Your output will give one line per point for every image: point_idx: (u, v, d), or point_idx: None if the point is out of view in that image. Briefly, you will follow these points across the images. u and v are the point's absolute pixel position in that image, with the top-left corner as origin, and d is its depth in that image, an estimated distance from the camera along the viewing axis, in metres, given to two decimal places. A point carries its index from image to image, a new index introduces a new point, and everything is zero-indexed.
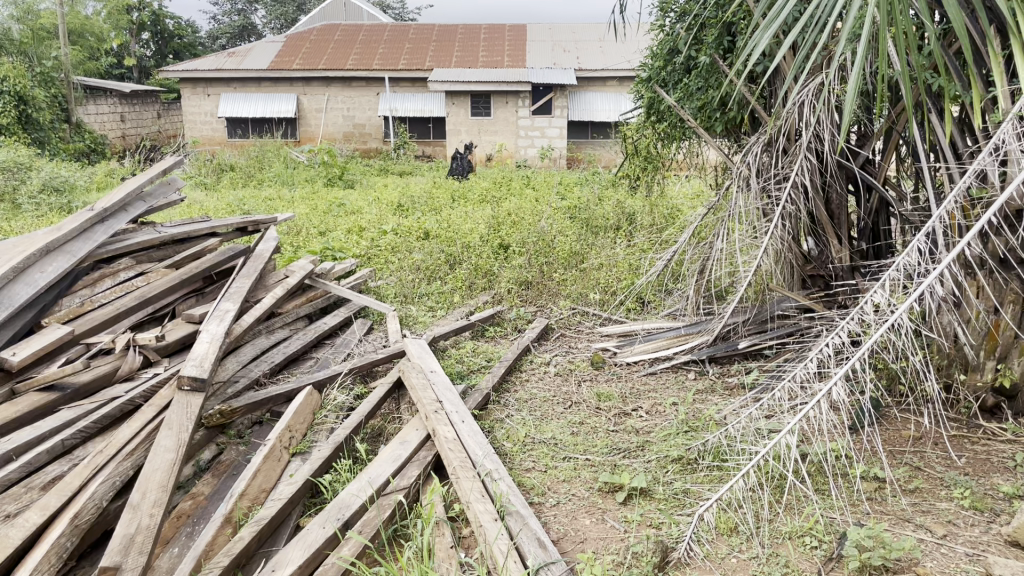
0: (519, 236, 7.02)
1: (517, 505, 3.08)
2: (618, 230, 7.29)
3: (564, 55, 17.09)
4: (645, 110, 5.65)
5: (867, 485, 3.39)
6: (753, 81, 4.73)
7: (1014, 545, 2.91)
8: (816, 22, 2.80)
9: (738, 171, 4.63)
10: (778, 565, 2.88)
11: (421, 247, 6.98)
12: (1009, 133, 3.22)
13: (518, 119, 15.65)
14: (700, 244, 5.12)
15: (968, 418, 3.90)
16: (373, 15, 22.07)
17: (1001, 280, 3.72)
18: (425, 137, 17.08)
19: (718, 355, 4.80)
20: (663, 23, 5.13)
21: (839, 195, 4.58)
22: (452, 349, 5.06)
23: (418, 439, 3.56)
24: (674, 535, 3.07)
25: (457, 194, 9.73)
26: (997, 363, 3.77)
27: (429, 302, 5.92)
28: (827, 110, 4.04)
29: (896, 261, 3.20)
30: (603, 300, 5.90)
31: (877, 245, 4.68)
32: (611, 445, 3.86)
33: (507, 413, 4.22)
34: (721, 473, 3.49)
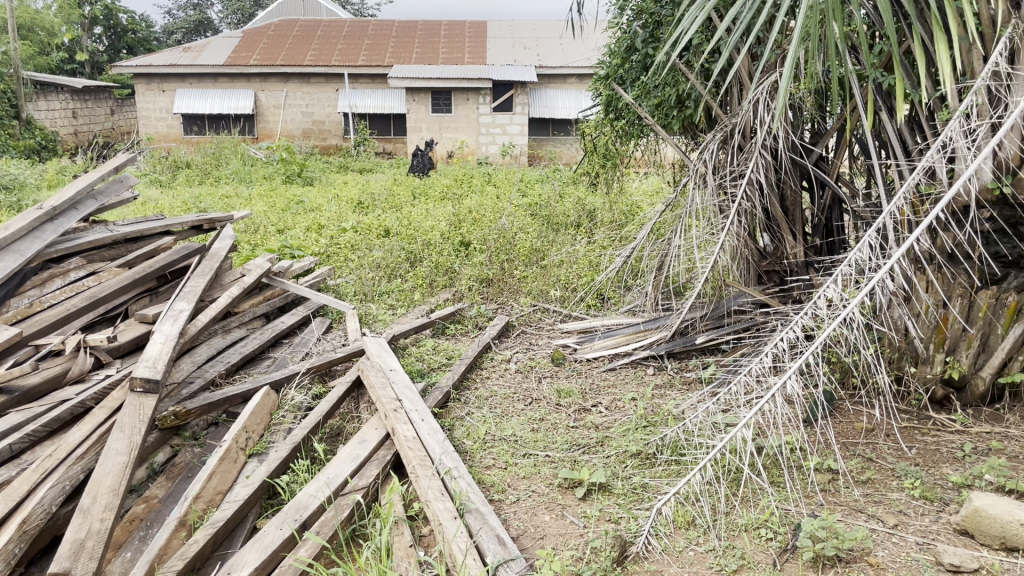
0: (480, 233, 7.03)
1: (477, 503, 3.07)
2: (578, 227, 7.32)
3: (525, 52, 17.11)
4: (603, 108, 5.69)
5: (821, 476, 3.45)
6: (711, 80, 4.80)
7: (962, 533, 2.99)
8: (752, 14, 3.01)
9: (694, 168, 4.67)
10: (735, 557, 2.92)
11: (380, 245, 6.94)
12: (956, 130, 3.29)
13: (479, 116, 15.65)
14: (658, 241, 5.16)
15: (919, 410, 3.99)
16: (333, 11, 21.87)
17: (949, 275, 3.84)
18: (386, 134, 16.99)
19: (675, 350, 4.85)
20: (620, 21, 5.17)
21: (793, 192, 4.67)
22: (412, 348, 5.02)
23: (377, 438, 3.54)
24: (632, 529, 3.10)
25: (417, 191, 9.69)
26: (946, 356, 3.88)
27: (389, 300, 5.88)
28: (782, 110, 4.16)
29: (849, 257, 3.26)
30: (563, 297, 5.92)
31: (830, 241, 4.79)
32: (570, 441, 3.88)
33: (466, 410, 4.22)
34: (679, 467, 3.53)
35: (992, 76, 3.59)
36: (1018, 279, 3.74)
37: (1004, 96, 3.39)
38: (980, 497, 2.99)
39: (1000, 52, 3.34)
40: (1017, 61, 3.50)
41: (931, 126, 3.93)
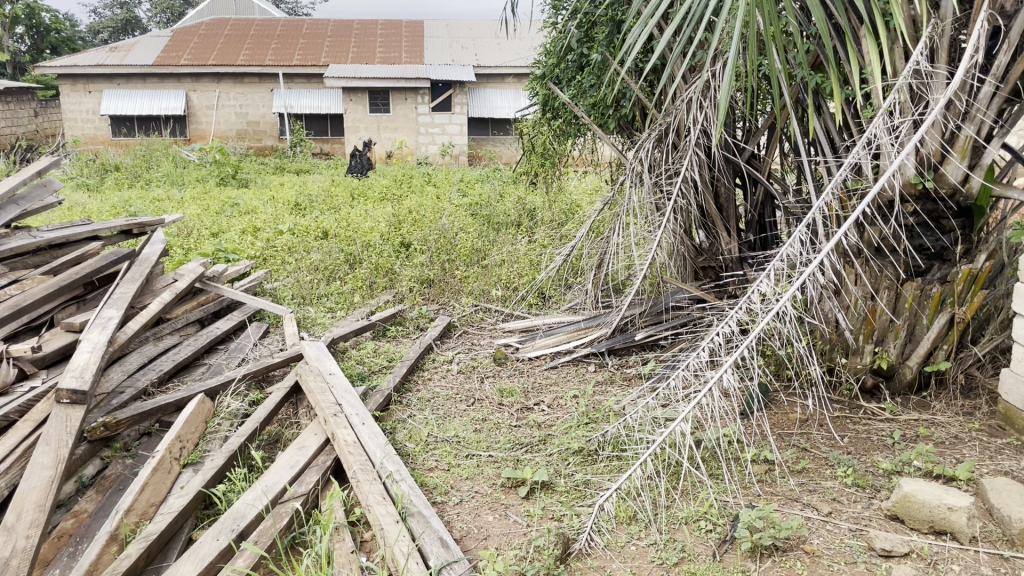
0: (420, 233, 6.98)
1: (419, 505, 3.05)
2: (519, 226, 7.34)
3: (463, 52, 17.07)
4: (540, 108, 5.71)
5: (758, 467, 3.52)
6: (645, 80, 4.86)
7: (893, 518, 3.09)
8: (690, 18, 3.07)
9: (631, 167, 4.73)
10: (676, 550, 2.96)
11: (318, 246, 6.84)
12: (880, 127, 3.39)
13: (417, 116, 15.59)
14: (597, 239, 5.20)
15: (850, 400, 4.07)
16: (266, 9, 21.50)
17: (876, 268, 3.96)
18: (323, 135, 16.77)
19: (616, 346, 4.90)
20: (556, 21, 5.21)
21: (727, 189, 4.78)
22: (352, 350, 4.97)
23: (316, 443, 3.49)
24: (575, 526, 3.11)
25: (355, 192, 9.56)
26: (875, 347, 4.00)
27: (328, 302, 5.81)
28: (713, 108, 4.26)
29: (780, 252, 3.35)
30: (505, 296, 5.92)
31: (763, 236, 4.93)
32: (513, 440, 3.88)
33: (408, 413, 4.18)
34: (620, 463, 3.56)
35: (914, 75, 3.72)
36: (941, 271, 3.89)
37: (925, 94, 3.52)
38: (909, 483, 3.09)
39: (921, 52, 3.46)
40: (937, 61, 3.62)
41: (857, 125, 4.07)
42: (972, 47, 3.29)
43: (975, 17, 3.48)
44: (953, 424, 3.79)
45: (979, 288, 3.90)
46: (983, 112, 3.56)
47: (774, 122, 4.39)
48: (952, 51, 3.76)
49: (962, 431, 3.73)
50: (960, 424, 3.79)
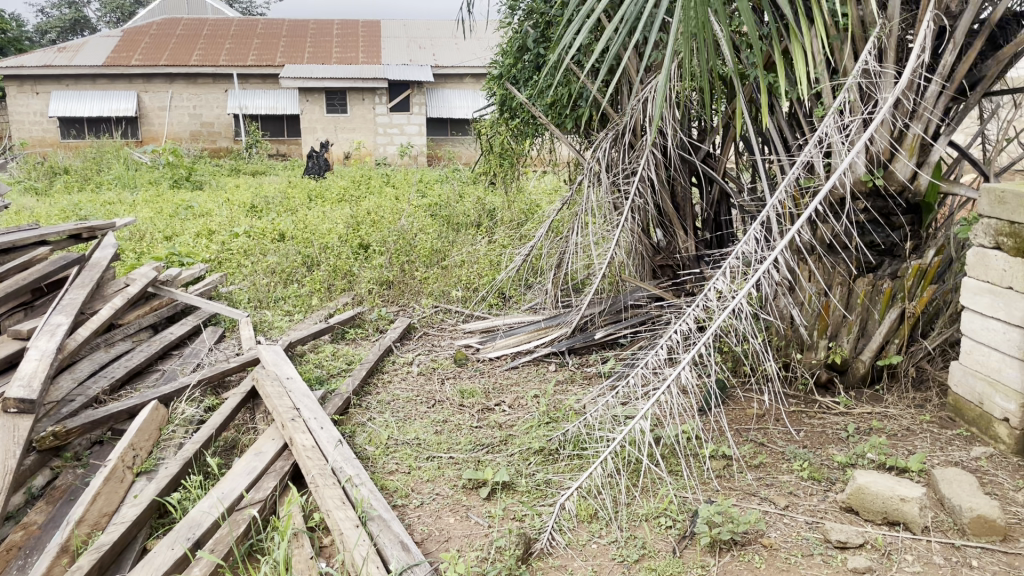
0: (378, 235, 6.93)
1: (379, 509, 3.02)
2: (478, 226, 7.33)
3: (421, 52, 17.00)
4: (497, 108, 5.70)
5: (716, 463, 3.56)
6: (602, 80, 4.90)
7: (848, 510, 3.14)
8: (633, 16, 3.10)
9: (589, 166, 4.75)
10: (637, 547, 2.98)
11: (275, 249, 6.75)
12: (831, 126, 3.45)
13: (375, 116, 15.51)
14: (556, 239, 5.21)
15: (805, 394, 4.14)
16: (219, 9, 21.20)
17: (829, 264, 4.04)
18: (279, 136, 16.60)
19: (576, 346, 4.92)
20: (512, 21, 5.21)
21: (684, 188, 4.84)
22: (310, 354, 4.92)
23: (274, 449, 3.45)
24: (536, 526, 3.11)
25: (312, 194, 9.45)
26: (829, 342, 4.07)
27: (285, 306, 5.74)
28: (668, 108, 4.31)
29: (736, 250, 3.40)
30: (465, 297, 5.91)
31: (720, 234, 4.99)
32: (474, 441, 3.87)
33: (368, 416, 4.15)
34: (581, 462, 3.57)
35: (863, 75, 3.79)
36: (891, 267, 3.99)
37: (874, 93, 3.59)
38: (863, 475, 3.15)
39: (869, 52, 3.53)
40: (885, 60, 3.69)
41: (809, 124, 4.13)
42: (918, 47, 3.37)
43: (921, 17, 3.56)
44: (904, 417, 3.87)
45: (929, 282, 3.96)
46: (930, 110, 3.65)
47: (728, 122, 4.44)
48: (899, 50, 3.84)
49: (914, 423, 3.82)
50: (911, 417, 3.87)
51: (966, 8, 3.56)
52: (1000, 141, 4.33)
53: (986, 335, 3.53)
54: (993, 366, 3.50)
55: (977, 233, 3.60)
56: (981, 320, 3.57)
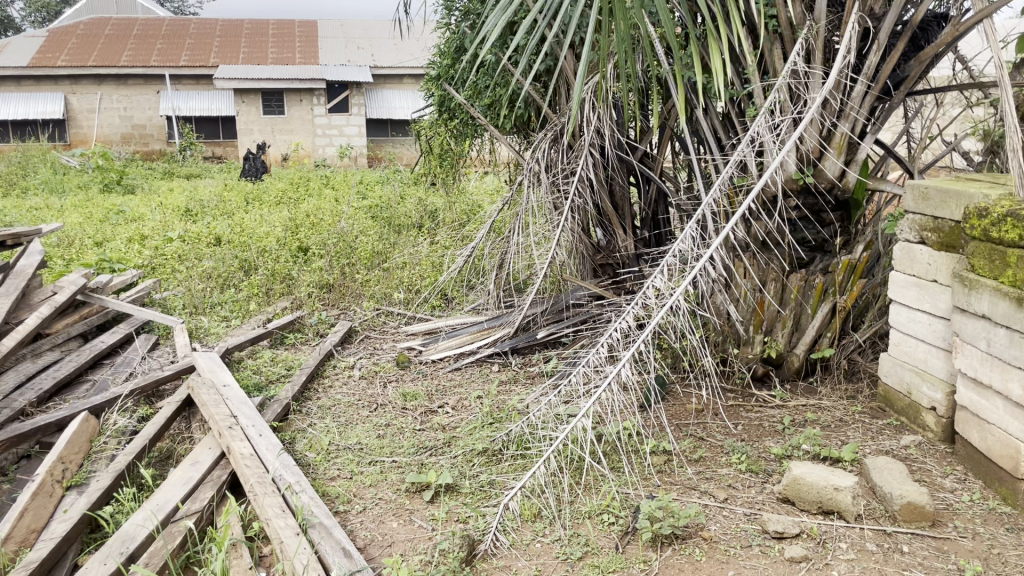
0: (317, 237, 6.84)
1: (320, 516, 2.98)
2: (420, 228, 7.29)
3: (359, 52, 16.84)
4: (436, 108, 5.69)
5: (657, 458, 3.61)
6: (539, 80, 4.92)
7: (784, 501, 3.21)
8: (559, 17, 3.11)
9: (528, 167, 4.77)
10: (580, 544, 3.00)
11: (211, 253, 6.61)
12: (762, 126, 3.52)
13: (314, 118, 15.33)
14: (497, 239, 5.20)
15: (743, 388, 4.21)
16: (149, 7, 20.69)
17: (763, 261, 4.13)
18: (214, 138, 16.33)
19: (519, 346, 4.93)
20: (449, 22, 5.20)
21: (622, 187, 4.90)
22: (248, 360, 4.83)
23: (211, 458, 3.38)
24: (480, 527, 3.11)
25: (250, 197, 9.28)
26: (764, 337, 4.16)
27: (222, 311, 5.63)
28: (605, 108, 4.37)
29: (673, 248, 3.45)
30: (407, 299, 5.87)
31: (658, 233, 5.07)
32: (417, 444, 3.85)
33: (308, 422, 4.09)
34: (524, 461, 3.57)
35: (792, 75, 3.88)
36: (822, 262, 4.19)
37: (803, 93, 3.68)
38: (798, 466, 3.22)
39: (797, 54, 3.62)
40: (812, 61, 3.79)
41: (742, 124, 4.22)
42: (844, 48, 3.46)
43: (846, 19, 3.65)
44: (837, 408, 3.98)
45: (859, 276, 4.10)
46: (856, 110, 3.76)
47: (664, 121, 4.51)
48: (826, 52, 3.95)
49: (846, 413, 3.92)
50: (844, 408, 3.98)
51: (888, 10, 3.68)
52: (923, 139, 4.46)
53: (913, 327, 3.65)
54: (920, 357, 3.62)
55: (903, 228, 3.71)
56: (907, 312, 3.69)
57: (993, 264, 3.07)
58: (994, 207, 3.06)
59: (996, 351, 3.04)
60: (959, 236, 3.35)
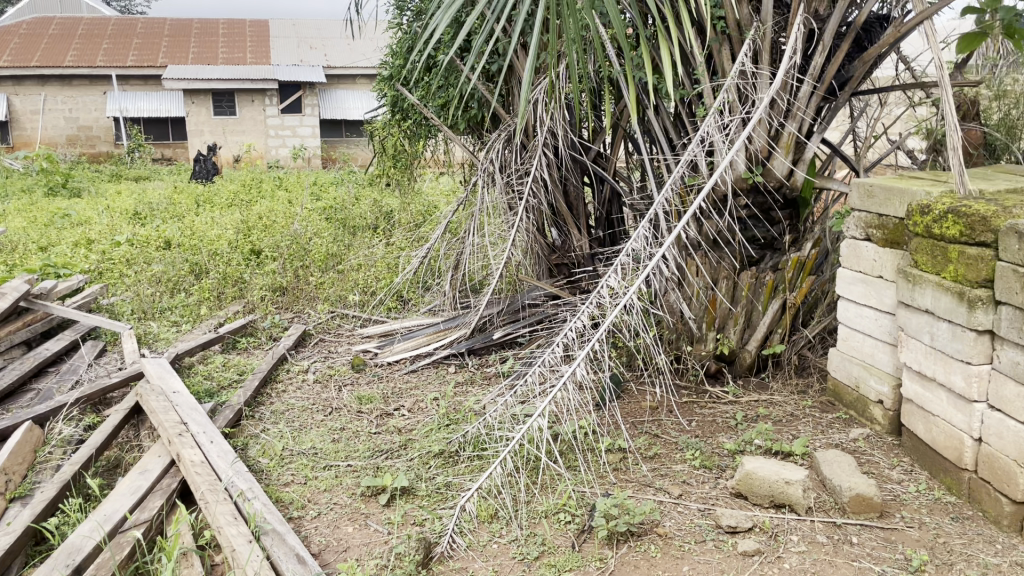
0: (270, 240, 6.75)
1: (273, 523, 2.94)
2: (375, 229, 7.24)
3: (312, 52, 16.65)
4: (389, 108, 5.66)
5: (612, 456, 3.63)
6: (492, 81, 4.92)
7: (738, 496, 3.25)
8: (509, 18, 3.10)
9: (482, 167, 4.77)
10: (536, 544, 3.01)
11: (160, 257, 6.48)
12: (712, 126, 3.56)
13: (266, 118, 15.16)
14: (453, 240, 5.19)
15: (696, 385, 4.26)
16: (95, 7, 20.24)
17: (714, 259, 4.20)
18: (163, 139, 16.03)
19: (475, 346, 4.93)
20: (400, 22, 5.18)
21: (576, 187, 4.93)
22: (199, 366, 4.75)
23: (161, 466, 3.32)
24: (436, 529, 3.09)
25: (201, 200, 9.12)
26: (717, 334, 4.22)
27: (172, 316, 5.53)
28: (558, 108, 4.39)
29: (626, 247, 3.48)
30: (362, 301, 5.82)
31: (612, 232, 5.11)
32: (373, 448, 3.82)
33: (261, 427, 4.03)
34: (480, 462, 3.57)
35: (741, 76, 3.94)
36: (772, 259, 4.26)
37: (751, 94, 3.74)
38: (750, 461, 3.27)
39: (745, 54, 3.67)
40: (760, 62, 3.85)
41: (693, 123, 4.27)
42: (791, 49, 3.52)
43: (793, 20, 3.71)
44: (788, 403, 4.05)
45: (808, 274, 4.19)
46: (803, 110, 3.83)
47: (617, 121, 4.54)
48: (773, 52, 4.01)
49: (797, 408, 3.99)
50: (794, 402, 4.05)
51: (833, 11, 3.75)
52: (868, 138, 4.55)
53: (860, 322, 3.72)
54: (867, 351, 3.70)
55: (849, 225, 3.78)
56: (854, 308, 3.76)
57: (935, 260, 3.14)
58: (936, 204, 3.13)
59: (940, 344, 3.11)
60: (903, 233, 3.42)
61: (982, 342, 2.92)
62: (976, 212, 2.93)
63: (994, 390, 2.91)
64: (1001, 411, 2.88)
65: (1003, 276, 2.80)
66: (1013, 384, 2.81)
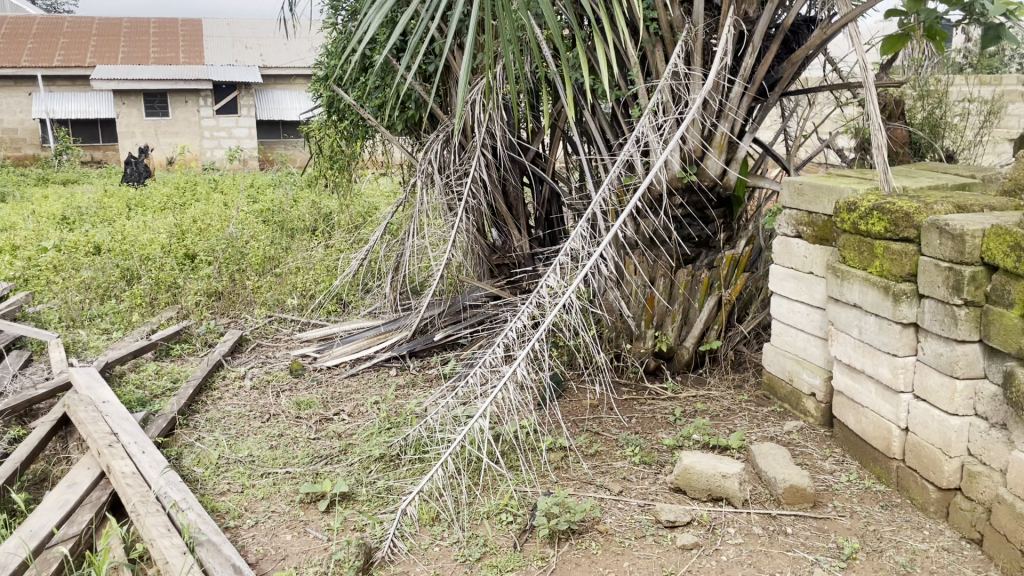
0: (206, 243, 6.62)
1: (208, 533, 2.87)
2: (314, 231, 7.14)
3: (248, 52, 16.35)
4: (325, 109, 5.59)
5: (554, 455, 3.65)
6: (429, 81, 4.91)
7: (676, 491, 3.30)
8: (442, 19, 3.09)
9: (421, 168, 4.75)
10: (478, 545, 3.00)
11: (90, 263, 6.30)
12: (647, 126, 3.61)
13: (199, 119, 14.84)
14: (392, 241, 5.13)
15: (636, 382, 4.31)
16: (18, 6, 19.57)
17: (651, 258, 4.26)
18: (93, 141, 15.57)
19: (417, 349, 4.90)
20: (335, 22, 5.13)
21: (515, 188, 4.94)
22: (131, 374, 4.62)
23: (90, 479, 3.22)
24: (377, 534, 3.06)
25: (133, 203, 8.88)
26: (656, 331, 4.27)
27: (102, 324, 5.39)
28: (496, 109, 4.40)
29: (564, 247, 3.50)
30: (301, 305, 5.73)
31: (552, 232, 5.14)
32: (311, 454, 3.76)
33: (196, 436, 3.94)
34: (422, 465, 3.54)
35: (674, 77, 3.99)
36: (707, 257, 4.34)
37: (684, 94, 3.80)
38: (688, 456, 3.32)
39: (678, 56, 3.73)
40: (692, 63, 3.91)
41: (628, 124, 4.32)
42: (722, 51, 3.59)
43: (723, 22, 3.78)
44: (725, 397, 4.12)
45: (742, 270, 4.29)
46: (734, 110, 3.89)
47: (554, 122, 4.57)
48: (705, 53, 4.08)
49: (734, 402, 4.07)
50: (731, 397, 4.13)
51: (761, 14, 3.83)
52: (798, 137, 4.65)
53: (793, 317, 3.81)
54: (800, 345, 3.79)
55: (781, 222, 3.86)
56: (787, 303, 3.85)
57: (863, 256, 3.23)
58: (862, 201, 3.22)
59: (867, 337, 3.21)
60: (831, 230, 3.51)
61: (907, 334, 3.01)
62: (900, 209, 3.01)
63: (919, 380, 3.01)
64: (925, 401, 2.98)
65: (926, 270, 2.90)
66: (936, 374, 2.91)
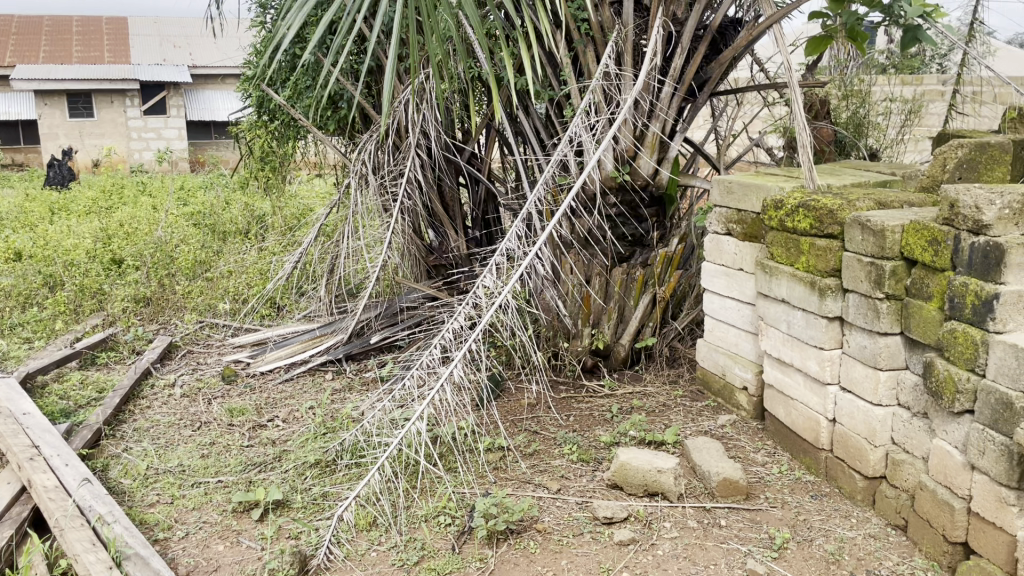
0: (133, 247, 6.43)
1: (135, 546, 2.79)
2: (246, 234, 6.98)
3: (176, 51, 15.96)
4: (254, 109, 5.49)
5: (492, 455, 3.65)
6: (361, 81, 4.89)
7: (613, 487, 3.33)
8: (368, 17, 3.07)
9: (354, 169, 4.68)
10: (416, 549, 2.98)
11: (9, 271, 6.06)
12: (580, 126, 3.63)
13: (126, 120, 14.44)
14: (326, 243, 5.05)
15: (574, 380, 4.33)
16: None
17: (587, 257, 4.29)
18: (13, 144, 14.99)
19: (353, 352, 4.85)
20: (263, 21, 5.05)
21: (451, 188, 4.93)
22: (54, 385, 4.47)
23: (10, 495, 3.11)
24: (313, 542, 3.02)
25: (55, 208, 8.56)
26: (592, 329, 4.30)
27: (23, 333, 5.21)
28: (429, 109, 4.38)
29: (500, 247, 3.49)
30: (233, 309, 5.61)
31: (489, 232, 5.14)
32: (244, 462, 3.69)
33: (124, 446, 3.83)
34: (359, 470, 3.50)
35: (606, 77, 4.03)
36: (641, 256, 4.39)
37: (616, 94, 3.84)
38: (625, 452, 3.35)
39: (609, 56, 3.76)
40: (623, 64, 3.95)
41: (561, 123, 4.35)
42: (652, 51, 3.64)
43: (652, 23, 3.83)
44: (661, 393, 4.18)
45: (675, 268, 4.36)
46: (664, 110, 3.94)
47: (487, 121, 4.57)
48: (635, 54, 4.12)
49: (669, 398, 4.13)
50: (667, 393, 4.19)
51: (689, 15, 3.89)
52: (728, 137, 4.74)
53: (725, 313, 3.89)
54: (732, 341, 3.86)
55: (711, 220, 3.93)
56: (719, 299, 3.93)
57: (790, 252, 3.31)
58: (788, 199, 3.29)
59: (796, 331, 3.29)
60: (760, 227, 3.59)
61: (833, 327, 3.10)
62: (824, 206, 3.09)
63: (845, 372, 3.09)
64: (851, 393, 3.07)
65: (849, 265, 2.98)
66: (861, 366, 3.00)
